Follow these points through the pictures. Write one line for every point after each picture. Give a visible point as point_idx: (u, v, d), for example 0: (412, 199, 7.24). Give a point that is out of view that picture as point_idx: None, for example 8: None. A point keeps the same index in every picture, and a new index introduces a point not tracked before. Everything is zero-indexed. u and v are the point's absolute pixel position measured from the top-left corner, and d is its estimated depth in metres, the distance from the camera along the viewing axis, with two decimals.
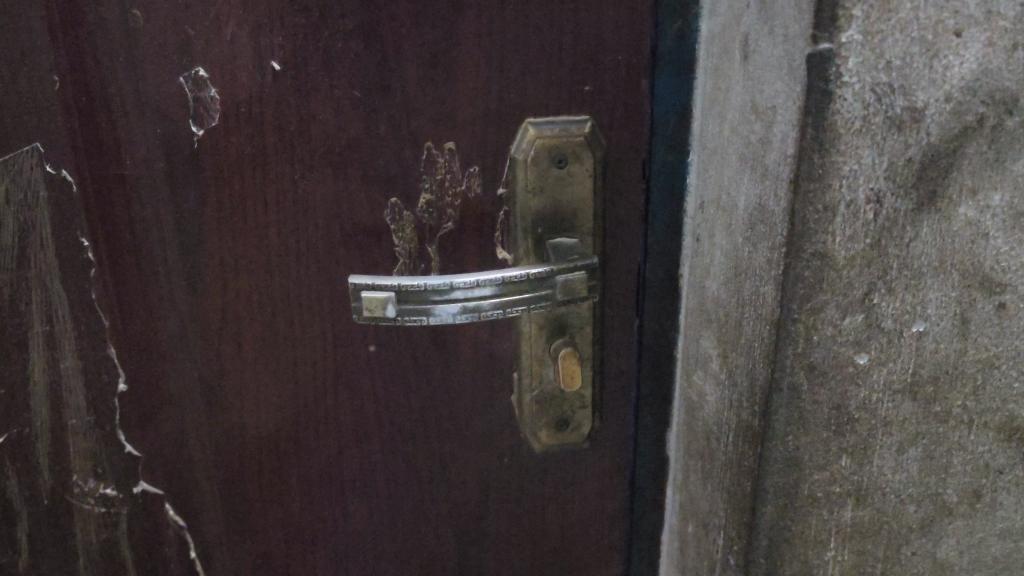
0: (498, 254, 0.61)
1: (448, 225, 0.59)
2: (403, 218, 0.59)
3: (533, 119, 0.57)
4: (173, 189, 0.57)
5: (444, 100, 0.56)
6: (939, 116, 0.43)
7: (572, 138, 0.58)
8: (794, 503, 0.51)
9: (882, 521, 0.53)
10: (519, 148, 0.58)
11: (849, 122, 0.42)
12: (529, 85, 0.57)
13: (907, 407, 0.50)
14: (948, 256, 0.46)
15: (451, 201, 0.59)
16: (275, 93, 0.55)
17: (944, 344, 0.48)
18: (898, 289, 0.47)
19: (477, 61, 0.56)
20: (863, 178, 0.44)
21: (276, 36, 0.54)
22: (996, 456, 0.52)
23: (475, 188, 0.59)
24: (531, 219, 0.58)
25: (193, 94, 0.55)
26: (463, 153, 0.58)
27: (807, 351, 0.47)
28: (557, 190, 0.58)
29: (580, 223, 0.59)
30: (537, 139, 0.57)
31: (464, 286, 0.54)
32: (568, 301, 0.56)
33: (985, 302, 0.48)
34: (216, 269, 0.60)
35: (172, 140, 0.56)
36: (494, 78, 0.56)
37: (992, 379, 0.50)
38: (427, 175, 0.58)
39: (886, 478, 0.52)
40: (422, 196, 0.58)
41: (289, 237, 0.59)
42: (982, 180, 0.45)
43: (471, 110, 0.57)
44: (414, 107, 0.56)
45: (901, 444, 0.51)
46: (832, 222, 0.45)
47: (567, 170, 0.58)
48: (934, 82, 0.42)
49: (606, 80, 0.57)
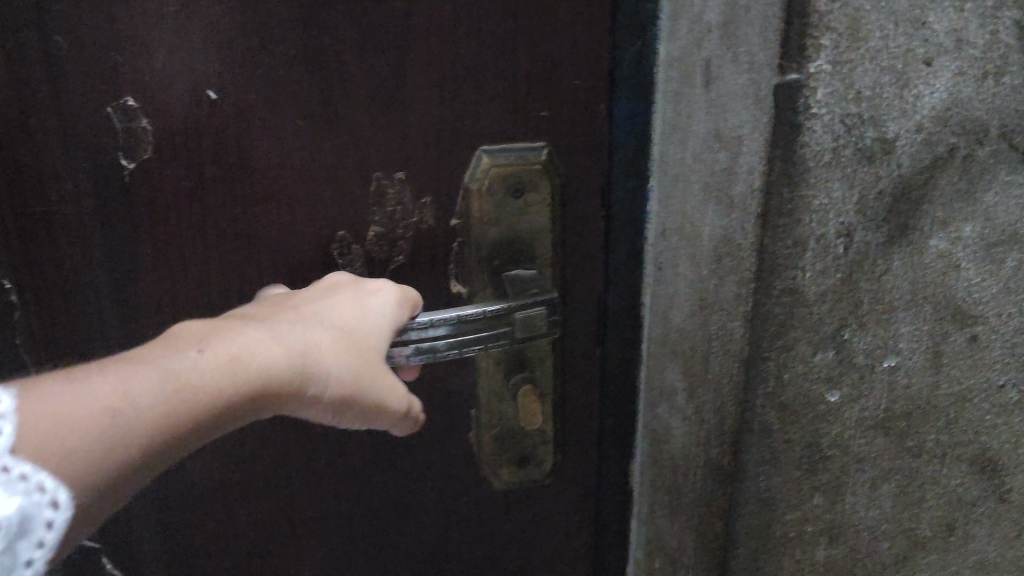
0: (453, 288, 0.58)
1: (399, 258, 0.57)
2: (352, 252, 0.56)
3: (487, 147, 0.56)
4: (104, 224, 0.52)
5: (395, 127, 0.54)
6: (911, 147, 0.41)
7: (529, 166, 0.56)
8: (767, 544, 0.50)
9: (856, 560, 0.51)
10: (473, 177, 0.56)
11: (818, 154, 0.40)
12: (485, 112, 0.55)
13: (879, 442, 0.48)
14: (921, 288, 0.45)
15: (402, 233, 0.56)
16: (212, 124, 0.51)
17: (917, 379, 0.47)
18: (870, 324, 0.45)
19: (427, 86, 0.53)
20: (834, 212, 0.42)
21: (212, 63, 0.50)
22: (969, 488, 0.50)
23: (428, 219, 0.56)
24: (488, 250, 0.57)
25: (122, 125, 0.50)
26: (415, 182, 0.55)
27: (779, 389, 0.46)
28: (514, 220, 0.57)
29: (538, 254, 0.58)
30: (492, 168, 0.56)
31: (419, 325, 0.50)
32: (527, 339, 0.54)
33: (957, 334, 0.46)
34: (153, 312, 0.55)
35: (102, 173, 0.51)
36: (447, 104, 0.54)
37: (965, 413, 0.48)
38: (377, 208, 0.55)
39: (860, 515, 0.50)
40: (372, 229, 0.56)
41: (232, 272, 0.55)
42: (953, 212, 0.43)
43: (424, 138, 0.54)
44: (363, 136, 0.54)
45: (875, 480, 0.49)
46: (803, 256, 0.43)
47: (524, 200, 0.57)
48: (904, 112, 0.41)
49: (563, 105, 0.56)
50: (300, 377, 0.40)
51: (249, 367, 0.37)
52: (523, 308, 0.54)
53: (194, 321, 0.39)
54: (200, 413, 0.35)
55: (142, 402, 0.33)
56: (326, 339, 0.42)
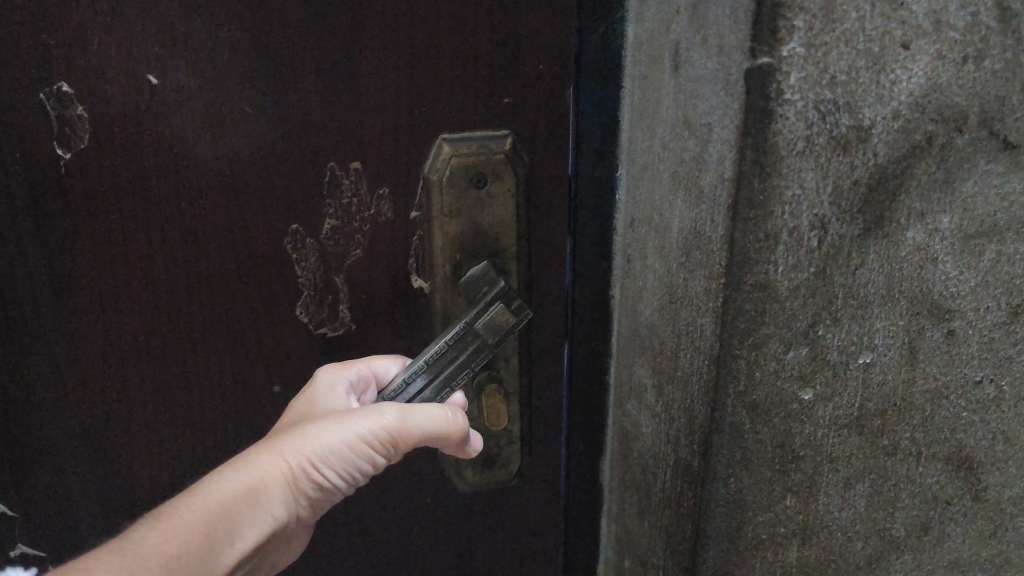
0: (413, 282, 0.57)
1: (356, 251, 0.55)
2: (306, 246, 0.54)
3: (448, 136, 0.53)
4: (39, 219, 0.50)
5: (349, 113, 0.51)
6: (888, 138, 0.39)
7: (492, 156, 0.54)
8: (738, 547, 0.48)
9: (829, 560, 0.50)
10: (434, 167, 0.53)
11: (791, 142, 0.38)
12: (444, 97, 0.53)
13: (853, 441, 0.47)
14: (896, 282, 0.43)
15: (359, 226, 0.55)
16: (152, 110, 0.49)
17: (892, 375, 0.45)
18: (844, 319, 0.43)
19: (382, 68, 0.51)
20: (807, 203, 0.40)
21: (150, 44, 0.48)
22: (944, 487, 0.49)
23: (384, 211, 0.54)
24: (449, 242, 0.54)
25: (55, 112, 0.48)
26: (371, 173, 0.53)
27: (749, 389, 0.44)
28: (477, 212, 0.54)
29: (503, 247, 0.55)
30: (453, 157, 0.53)
31: (396, 394, 0.51)
32: (502, 339, 0.52)
33: (934, 329, 0.45)
34: (97, 303, 0.53)
35: (34, 162, 0.49)
36: (404, 90, 0.52)
37: (940, 410, 0.47)
38: (331, 200, 0.53)
39: (833, 515, 0.48)
40: (327, 221, 0.54)
41: (177, 268, 0.53)
42: (931, 203, 0.41)
43: (379, 125, 0.52)
44: (315, 123, 0.51)
45: (848, 480, 0.48)
46: (773, 250, 0.41)
47: (486, 190, 0.54)
48: (881, 98, 0.39)
49: (527, 92, 0.54)
50: (247, 476, 0.42)
51: (206, 486, 0.41)
52: (483, 316, 0.51)
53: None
54: (177, 544, 0.38)
55: (124, 557, 0.36)
56: (261, 443, 0.45)
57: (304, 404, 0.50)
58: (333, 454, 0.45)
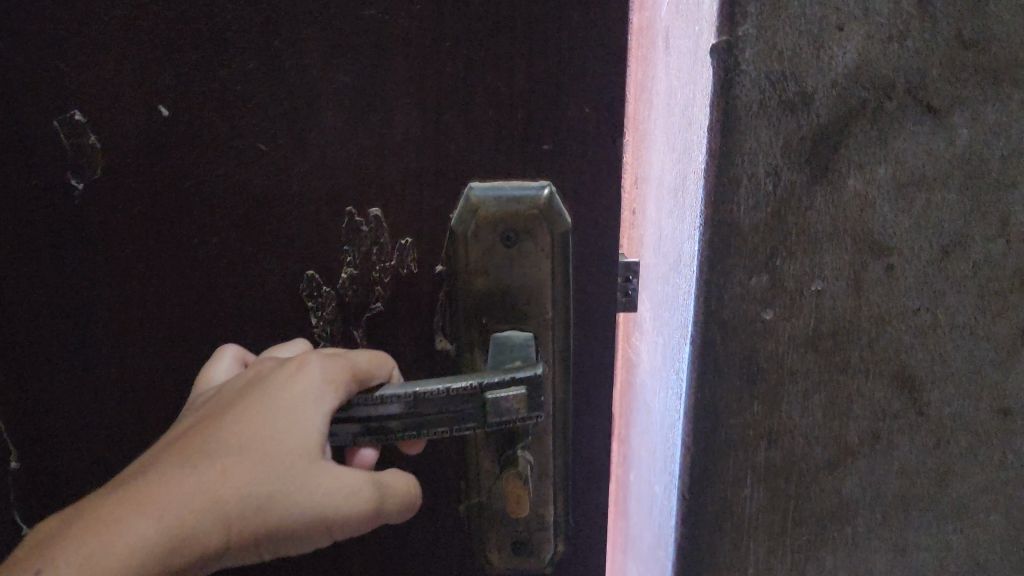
0: (437, 344, 0.56)
1: (376, 304, 0.55)
2: (325, 294, 0.54)
3: (475, 184, 0.52)
4: (54, 246, 0.52)
5: (371, 143, 0.50)
6: (828, 101, 0.49)
7: (523, 211, 0.51)
8: (715, 443, 0.58)
9: (793, 461, 0.59)
10: (460, 221, 0.52)
11: (748, 104, 0.49)
12: (473, 139, 0.51)
13: (810, 358, 0.56)
14: (841, 223, 0.53)
15: (382, 279, 0.54)
16: (168, 142, 0.50)
17: (840, 300, 0.55)
18: (798, 252, 0.53)
19: (409, 87, 0.49)
20: (762, 154, 0.50)
21: (165, 73, 0.48)
22: (892, 401, 0.58)
23: (414, 265, 0.54)
24: (474, 301, 0.53)
25: (71, 139, 0.50)
26: (392, 219, 0.52)
27: (719, 308, 0.54)
28: (506, 268, 0.52)
29: (531, 311, 0.53)
30: (481, 209, 0.51)
31: (370, 396, 0.47)
32: (497, 423, 0.49)
33: (875, 264, 0.54)
34: (109, 329, 0.54)
35: (50, 189, 0.51)
36: (424, 112, 0.50)
37: (886, 332, 0.56)
38: (350, 248, 0.53)
39: (795, 421, 0.58)
40: (344, 269, 0.53)
41: (189, 307, 0.54)
42: (867, 156, 0.51)
43: (399, 162, 0.51)
44: (330, 162, 0.51)
45: (807, 390, 0.57)
46: (736, 193, 0.51)
47: (516, 248, 0.52)
48: (821, 69, 0.49)
49: (561, 134, 0.51)
50: (197, 531, 0.39)
51: (146, 532, 0.37)
52: (497, 388, 0.49)
53: (49, 525, 0.38)
54: None
55: None
56: (225, 474, 0.40)
57: (300, 401, 0.44)
58: (286, 529, 0.42)
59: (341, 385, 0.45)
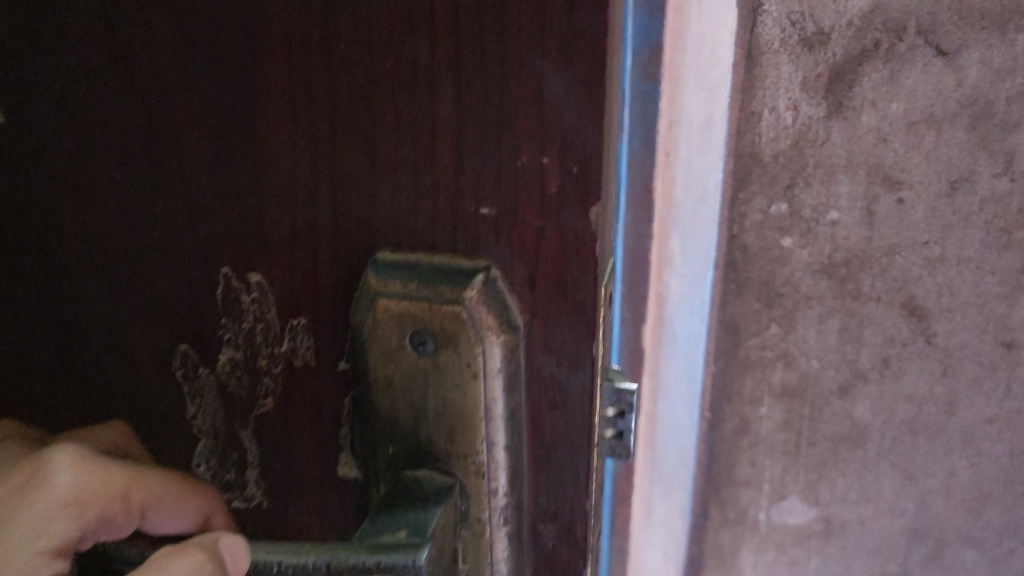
0: (342, 469, 0.39)
1: (263, 402, 0.40)
2: (203, 376, 0.40)
3: (382, 254, 0.33)
4: None
5: (237, 179, 0.34)
6: (843, 40, 0.54)
7: (433, 307, 0.32)
8: (734, 362, 0.65)
9: (808, 384, 0.65)
10: (360, 310, 0.34)
11: (770, 43, 0.55)
12: (379, 163, 0.31)
13: (823, 285, 0.61)
14: (855, 156, 0.58)
15: (269, 367, 0.39)
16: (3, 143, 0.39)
17: (853, 231, 0.60)
18: (814, 183, 0.59)
19: (286, 111, 0.32)
20: (783, 89, 0.56)
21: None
22: (902, 330, 0.63)
23: (309, 359, 0.37)
24: (380, 418, 0.35)
25: None
26: (279, 291, 0.36)
27: (741, 232, 0.61)
28: (416, 387, 0.34)
29: (466, 442, 0.34)
30: (381, 298, 0.33)
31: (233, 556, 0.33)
32: None
33: (887, 196, 0.59)
34: None
35: None
36: (297, 124, 0.32)
37: (896, 263, 0.60)
38: (229, 318, 0.38)
39: (809, 343, 0.63)
40: (227, 349, 0.39)
41: None
42: (879, 94, 0.56)
43: (279, 206, 0.34)
44: (193, 205, 0.36)
45: (821, 315, 0.62)
46: (757, 124, 0.57)
47: (428, 359, 0.33)
48: (837, 12, 0.54)
49: (504, 187, 0.31)
50: None
51: None
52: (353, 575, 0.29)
53: None
54: None
55: None
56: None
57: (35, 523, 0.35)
58: None
59: (91, 512, 0.36)
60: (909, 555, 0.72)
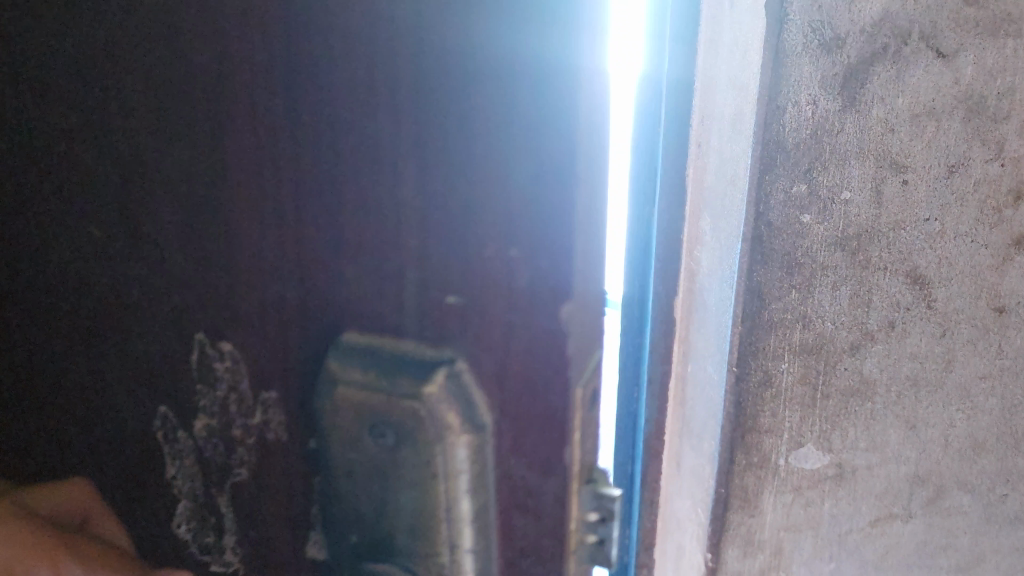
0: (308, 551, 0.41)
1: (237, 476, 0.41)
2: (181, 445, 0.43)
3: (348, 337, 0.34)
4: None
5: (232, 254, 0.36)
6: (858, 44, 0.64)
7: (391, 407, 0.32)
8: (758, 323, 0.73)
9: (823, 342, 0.73)
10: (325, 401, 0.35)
11: (795, 45, 0.64)
12: (343, 248, 0.33)
13: (837, 255, 0.70)
14: (866, 144, 0.67)
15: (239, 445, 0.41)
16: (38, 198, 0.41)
17: (864, 210, 0.69)
18: (830, 167, 0.67)
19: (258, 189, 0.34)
20: (805, 85, 0.65)
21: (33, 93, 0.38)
22: (907, 296, 0.72)
23: (280, 435, 0.39)
24: (343, 512, 0.36)
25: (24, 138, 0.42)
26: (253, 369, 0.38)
27: (767, 208, 0.69)
28: (377, 487, 0.34)
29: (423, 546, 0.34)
30: (343, 388, 0.34)
31: None
32: None
33: (894, 178, 0.68)
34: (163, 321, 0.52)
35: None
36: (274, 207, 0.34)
37: (901, 237, 0.70)
38: (201, 391, 0.41)
39: (824, 306, 0.72)
40: (202, 420, 0.41)
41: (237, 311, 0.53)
42: (887, 90, 0.65)
43: (262, 275, 0.36)
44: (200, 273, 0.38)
45: (836, 283, 0.71)
46: (783, 114, 0.66)
47: (389, 460, 0.33)
48: (851, 20, 0.63)
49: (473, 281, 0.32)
50: None
51: None
52: None
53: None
54: None
55: None
56: None
57: None
58: None
59: None
60: (913, 499, 0.81)
